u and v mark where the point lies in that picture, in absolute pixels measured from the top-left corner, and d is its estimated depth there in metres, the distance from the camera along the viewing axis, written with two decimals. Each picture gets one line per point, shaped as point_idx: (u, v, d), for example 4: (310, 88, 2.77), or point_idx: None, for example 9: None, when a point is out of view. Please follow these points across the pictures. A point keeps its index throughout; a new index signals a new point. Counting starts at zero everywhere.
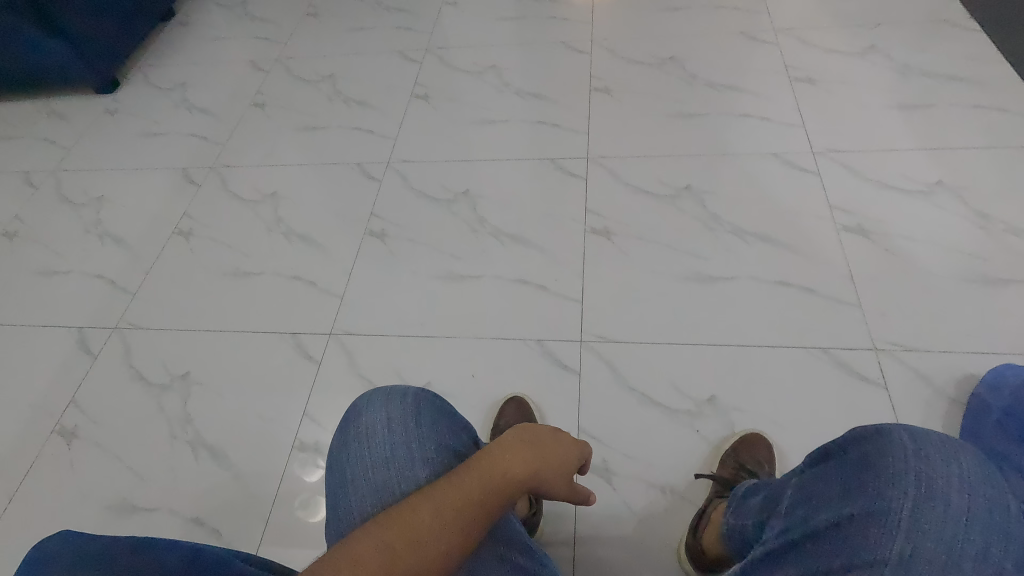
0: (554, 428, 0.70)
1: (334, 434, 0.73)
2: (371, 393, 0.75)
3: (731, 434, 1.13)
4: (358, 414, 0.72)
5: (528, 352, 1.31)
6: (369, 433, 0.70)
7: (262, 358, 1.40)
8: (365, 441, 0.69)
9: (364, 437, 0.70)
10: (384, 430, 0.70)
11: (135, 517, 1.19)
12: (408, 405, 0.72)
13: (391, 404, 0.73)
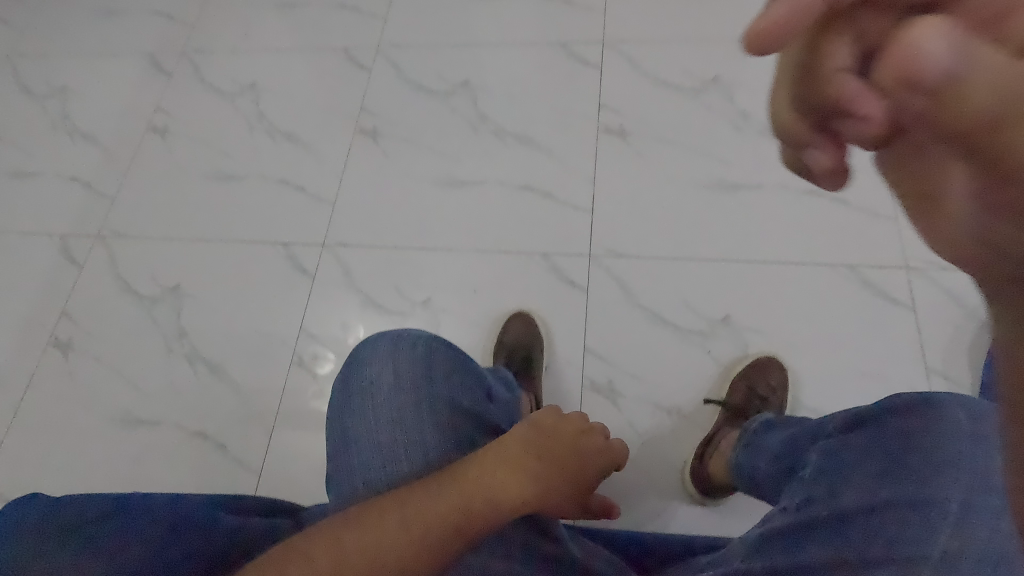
0: (572, 437, 0.67)
1: (337, 385, 0.70)
2: (377, 341, 0.71)
3: (744, 357, 1.08)
4: (367, 358, 0.69)
5: (532, 267, 1.23)
6: (379, 383, 0.66)
7: (254, 270, 1.33)
8: (374, 391, 0.66)
9: (373, 386, 0.66)
10: (396, 381, 0.66)
11: (141, 429, 1.20)
12: (426, 356, 0.69)
13: (408, 350, 0.69)
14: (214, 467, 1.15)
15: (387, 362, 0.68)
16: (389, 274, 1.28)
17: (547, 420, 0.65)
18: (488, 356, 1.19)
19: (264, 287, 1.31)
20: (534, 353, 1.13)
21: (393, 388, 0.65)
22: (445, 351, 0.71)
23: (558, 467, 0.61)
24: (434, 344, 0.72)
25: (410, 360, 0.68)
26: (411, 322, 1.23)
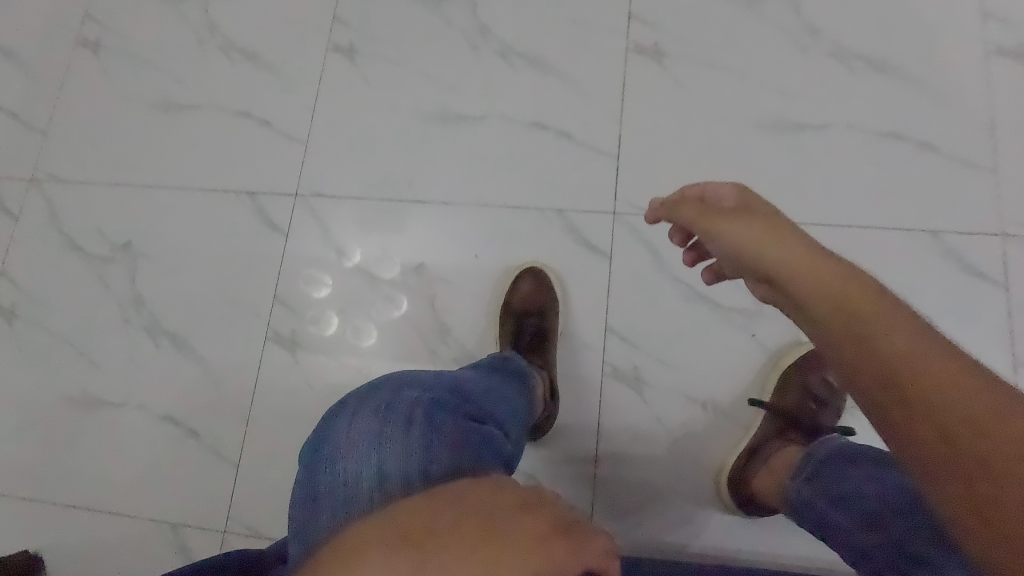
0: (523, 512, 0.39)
1: (307, 465, 0.62)
2: (361, 413, 0.63)
3: (798, 345, 0.91)
4: (366, 394, 0.66)
5: (545, 226, 1.03)
6: (383, 414, 0.62)
7: (216, 225, 1.13)
8: (377, 425, 0.61)
9: (378, 419, 0.62)
10: (402, 414, 0.62)
11: (104, 411, 1.07)
12: (436, 391, 0.66)
13: (416, 386, 0.67)
14: (188, 456, 1.03)
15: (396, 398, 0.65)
16: (374, 234, 1.08)
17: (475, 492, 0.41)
18: (491, 322, 1.01)
19: (229, 246, 1.12)
20: (548, 328, 0.96)
21: (396, 420, 0.61)
22: (461, 390, 0.69)
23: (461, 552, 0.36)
24: (446, 382, 0.69)
25: (418, 396, 0.65)
26: (402, 292, 1.04)
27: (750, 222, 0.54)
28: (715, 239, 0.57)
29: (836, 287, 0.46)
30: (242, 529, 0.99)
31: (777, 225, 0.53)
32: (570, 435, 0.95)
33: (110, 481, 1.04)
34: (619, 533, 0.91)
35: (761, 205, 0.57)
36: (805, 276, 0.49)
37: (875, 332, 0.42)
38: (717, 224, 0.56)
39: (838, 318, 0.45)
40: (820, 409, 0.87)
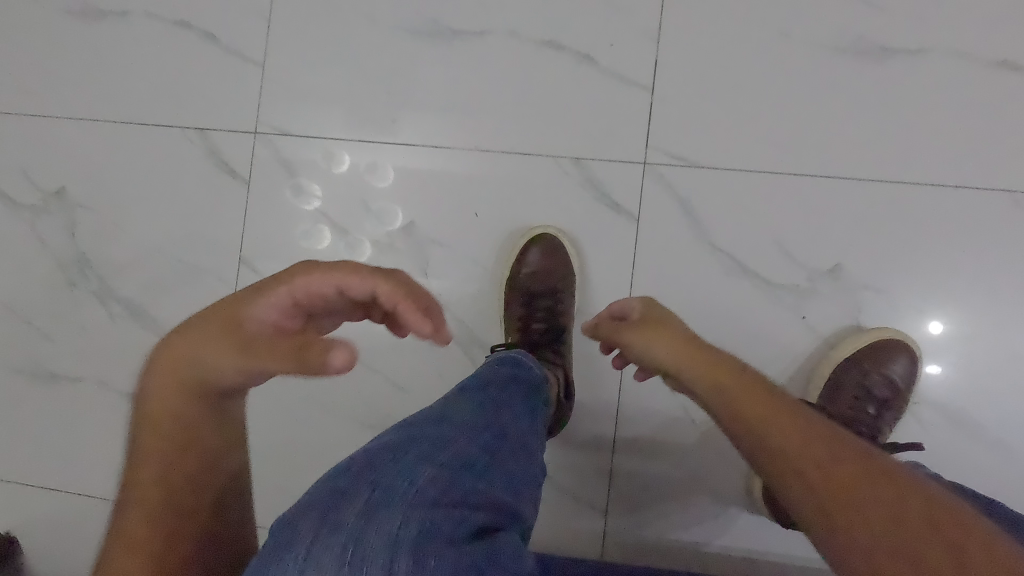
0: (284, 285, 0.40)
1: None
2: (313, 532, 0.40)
3: (858, 333, 0.77)
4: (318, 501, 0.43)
5: (560, 179, 0.84)
6: (305, 509, 0.42)
7: (163, 169, 0.94)
8: (292, 525, 0.41)
9: (299, 512, 0.42)
10: (328, 513, 0.41)
11: (59, 386, 0.95)
12: (389, 474, 0.45)
13: (366, 461, 0.47)
14: None
15: (332, 481, 0.45)
16: (353, 184, 0.89)
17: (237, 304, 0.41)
18: (493, 296, 0.86)
19: (180, 196, 0.94)
20: (562, 308, 0.82)
21: (315, 524, 0.41)
22: (427, 466, 0.46)
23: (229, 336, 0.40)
24: (410, 451, 0.48)
25: (363, 485, 0.44)
26: (389, 255, 0.88)
27: (672, 326, 0.63)
28: (646, 343, 0.62)
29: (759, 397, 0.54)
30: None
31: (688, 335, 0.62)
32: (585, 425, 0.84)
33: (79, 461, 0.94)
34: (637, 529, 0.84)
35: (671, 314, 0.66)
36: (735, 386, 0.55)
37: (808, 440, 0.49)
38: (643, 330, 0.63)
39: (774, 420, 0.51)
40: (881, 416, 0.75)
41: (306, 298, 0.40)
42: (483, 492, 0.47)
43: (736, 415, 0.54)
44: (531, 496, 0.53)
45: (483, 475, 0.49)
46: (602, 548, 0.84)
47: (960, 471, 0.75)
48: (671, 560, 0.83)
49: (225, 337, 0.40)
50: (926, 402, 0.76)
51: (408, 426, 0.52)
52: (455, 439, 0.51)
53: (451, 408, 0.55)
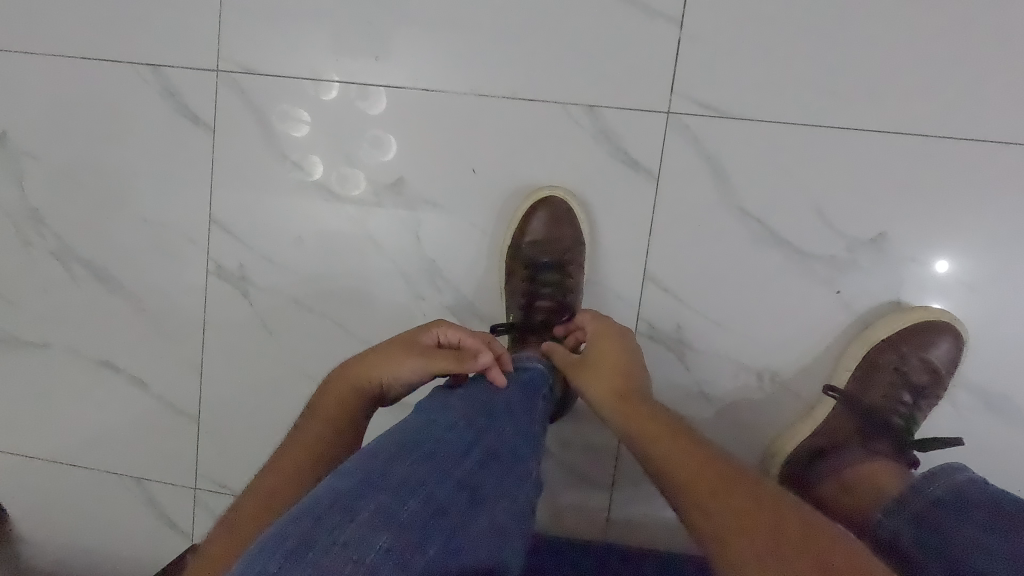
0: (430, 327, 0.59)
1: None
2: None
3: (898, 313, 0.69)
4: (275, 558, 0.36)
5: (570, 130, 0.74)
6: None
7: (116, 111, 0.82)
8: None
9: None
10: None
11: (25, 352, 0.88)
12: (331, 550, 0.37)
13: (305, 527, 0.38)
14: (138, 408, 0.87)
15: (260, 559, 0.36)
16: (334, 133, 0.79)
17: (400, 337, 0.58)
18: (493, 264, 0.77)
19: (139, 144, 0.83)
20: (570, 279, 0.74)
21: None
22: (382, 533, 0.39)
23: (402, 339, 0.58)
24: (363, 510, 0.40)
25: (298, 565, 0.36)
26: (377, 216, 0.79)
27: (611, 364, 0.55)
28: (584, 387, 0.55)
29: (696, 460, 0.44)
30: (212, 486, 0.86)
31: (627, 375, 0.54)
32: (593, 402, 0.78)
33: (56, 430, 0.89)
34: (646, 509, 0.78)
35: (614, 343, 0.57)
36: (670, 445, 0.46)
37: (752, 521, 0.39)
38: (581, 372, 0.56)
39: (711, 496, 0.42)
40: (916, 405, 0.68)
41: (454, 335, 0.59)
42: (452, 558, 0.40)
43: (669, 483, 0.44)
44: (517, 537, 0.45)
45: (453, 531, 0.41)
46: (607, 529, 0.79)
47: (991, 457, 0.70)
48: (676, 542, 0.79)
49: (395, 349, 0.56)
50: (964, 385, 0.70)
51: (364, 468, 0.44)
52: (420, 488, 0.43)
53: (417, 442, 0.48)
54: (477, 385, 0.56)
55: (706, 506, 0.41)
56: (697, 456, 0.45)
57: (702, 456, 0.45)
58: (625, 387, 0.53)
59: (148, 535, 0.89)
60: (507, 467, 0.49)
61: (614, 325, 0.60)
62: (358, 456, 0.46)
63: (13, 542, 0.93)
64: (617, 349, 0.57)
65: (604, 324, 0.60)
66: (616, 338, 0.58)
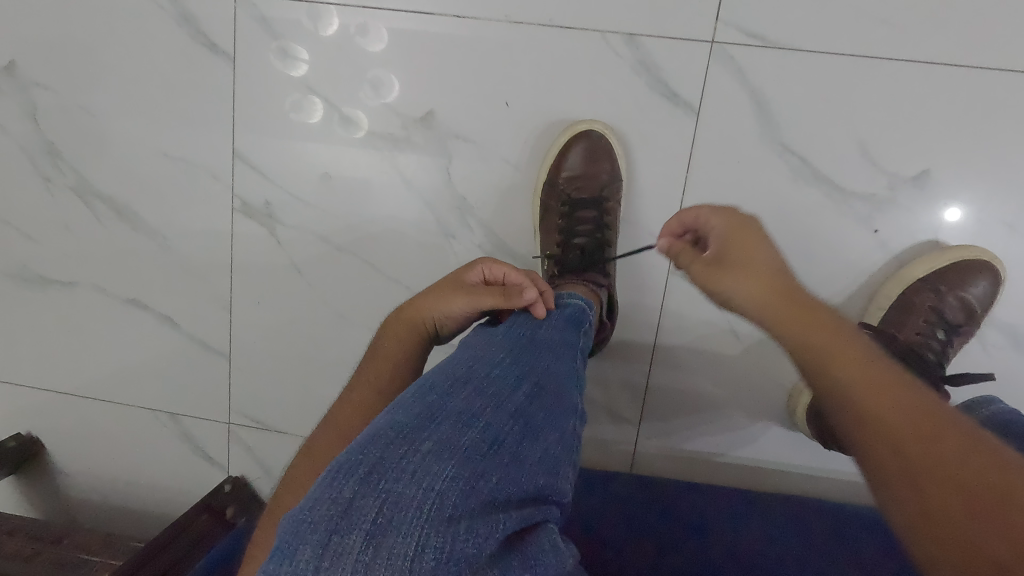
0: (474, 266, 0.59)
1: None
2: (335, 527, 0.35)
3: (935, 252, 0.69)
4: (343, 487, 0.37)
5: (608, 61, 0.71)
6: (305, 528, 0.35)
7: (129, 39, 0.79)
8: (293, 547, 0.35)
9: (298, 530, 0.35)
10: (334, 535, 0.35)
11: (51, 289, 0.88)
12: (401, 478, 0.38)
13: (374, 455, 0.39)
14: (169, 346, 0.87)
15: (333, 485, 0.37)
16: (358, 63, 0.75)
17: (448, 277, 0.60)
18: (527, 200, 0.76)
19: (154, 74, 0.79)
20: (608, 216, 0.74)
21: (317, 550, 0.34)
22: (447, 461, 0.39)
23: (450, 279, 0.59)
24: (426, 440, 0.41)
25: (371, 493, 0.37)
26: (407, 151, 0.77)
27: (757, 266, 0.46)
28: (724, 287, 0.47)
29: (901, 407, 0.36)
30: (246, 421, 0.88)
31: (786, 284, 0.45)
32: (623, 340, 0.79)
33: (88, 368, 0.90)
34: (673, 444, 0.80)
35: (756, 242, 0.48)
36: (865, 386, 0.38)
37: (970, 478, 0.32)
38: (721, 273, 0.47)
39: (912, 439, 0.35)
40: (948, 342, 0.70)
41: (495, 272, 0.58)
42: (513, 486, 0.40)
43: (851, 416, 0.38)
44: (570, 465, 0.46)
45: (512, 461, 0.42)
46: (633, 462, 0.81)
47: (1016, 393, 0.72)
48: (699, 475, 0.81)
49: (442, 290, 0.58)
50: (994, 323, 0.71)
51: (421, 400, 0.44)
52: (477, 420, 0.43)
53: (469, 376, 0.47)
54: (521, 322, 0.55)
55: (897, 439, 0.35)
56: (893, 392, 0.37)
57: (908, 404, 0.37)
58: (780, 294, 0.45)
59: (186, 467, 0.91)
60: (557, 398, 0.48)
61: (750, 219, 0.49)
62: (412, 388, 0.46)
63: (54, 474, 0.96)
64: (764, 251, 0.47)
65: (739, 219, 0.49)
66: (766, 240, 0.48)
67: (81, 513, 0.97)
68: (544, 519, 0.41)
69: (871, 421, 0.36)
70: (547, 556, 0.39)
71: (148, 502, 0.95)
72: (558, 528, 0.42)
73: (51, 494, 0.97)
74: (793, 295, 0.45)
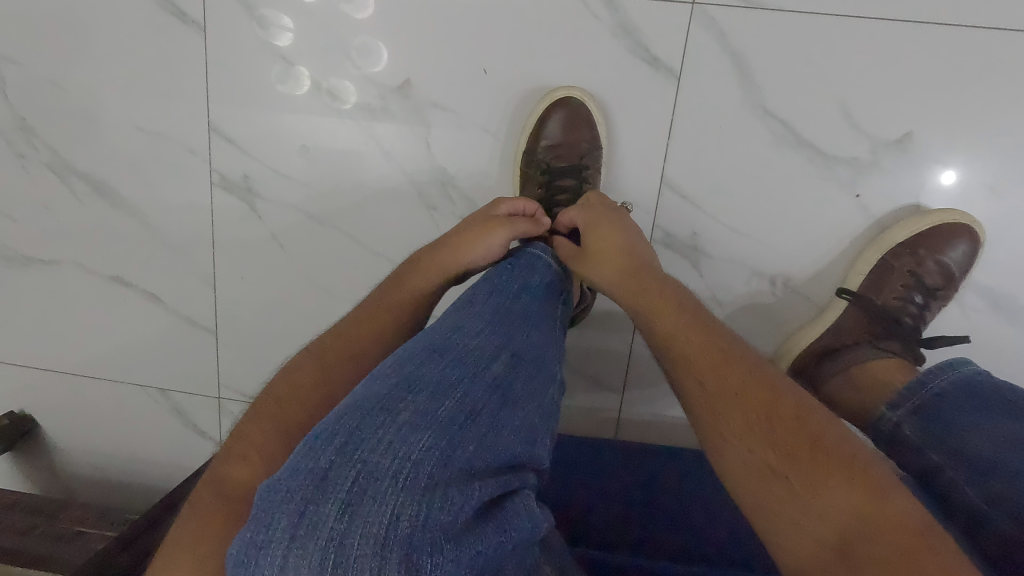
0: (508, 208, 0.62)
1: (232, 553, 0.35)
2: (313, 496, 0.35)
3: (916, 216, 0.69)
4: (318, 456, 0.37)
5: (588, 25, 0.69)
6: (283, 498, 0.36)
7: (97, 10, 0.77)
8: (270, 516, 0.35)
9: (277, 500, 0.36)
10: (309, 504, 0.35)
11: (34, 269, 0.88)
12: (375, 448, 0.38)
13: (350, 426, 0.39)
14: (156, 322, 0.87)
15: (311, 454, 0.37)
16: (333, 31, 0.74)
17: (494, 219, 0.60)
18: (508, 171, 0.75)
19: (125, 46, 0.77)
20: (590, 185, 0.73)
21: (294, 519, 0.35)
22: (423, 432, 0.39)
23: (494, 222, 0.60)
24: (401, 411, 0.40)
25: (346, 464, 0.37)
26: (385, 122, 0.76)
27: (610, 245, 0.57)
28: (588, 278, 0.58)
29: (693, 342, 0.48)
30: (236, 395, 0.89)
31: (634, 258, 0.56)
32: (606, 310, 0.79)
33: (76, 345, 0.90)
34: (657, 410, 0.82)
35: (608, 227, 0.58)
36: (673, 333, 0.49)
37: (737, 394, 0.43)
38: (580, 263, 0.58)
39: (702, 371, 0.46)
40: (926, 306, 0.70)
41: (520, 206, 0.62)
42: (489, 454, 0.40)
43: (668, 355, 0.49)
44: (549, 432, 0.45)
45: (490, 430, 0.41)
46: (618, 428, 0.83)
47: (995, 355, 0.72)
48: (682, 440, 0.82)
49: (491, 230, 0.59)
50: (973, 286, 0.71)
51: (399, 370, 0.43)
52: (455, 388, 0.42)
53: (448, 344, 0.45)
54: (506, 278, 0.53)
55: (696, 375, 0.46)
56: (686, 330, 0.49)
57: (696, 338, 0.48)
58: (631, 266, 0.55)
59: (179, 441, 0.93)
60: (537, 366, 0.47)
61: (607, 210, 0.60)
62: (390, 358, 0.45)
63: (50, 450, 0.97)
64: (616, 232, 0.58)
65: (602, 216, 0.59)
66: (625, 226, 0.59)
67: (79, 487, 0.99)
68: (521, 486, 0.41)
69: (678, 363, 0.48)
70: (521, 520, 0.39)
71: (145, 475, 0.96)
72: (534, 499, 0.41)
73: (48, 468, 0.98)
74: (637, 268, 0.55)
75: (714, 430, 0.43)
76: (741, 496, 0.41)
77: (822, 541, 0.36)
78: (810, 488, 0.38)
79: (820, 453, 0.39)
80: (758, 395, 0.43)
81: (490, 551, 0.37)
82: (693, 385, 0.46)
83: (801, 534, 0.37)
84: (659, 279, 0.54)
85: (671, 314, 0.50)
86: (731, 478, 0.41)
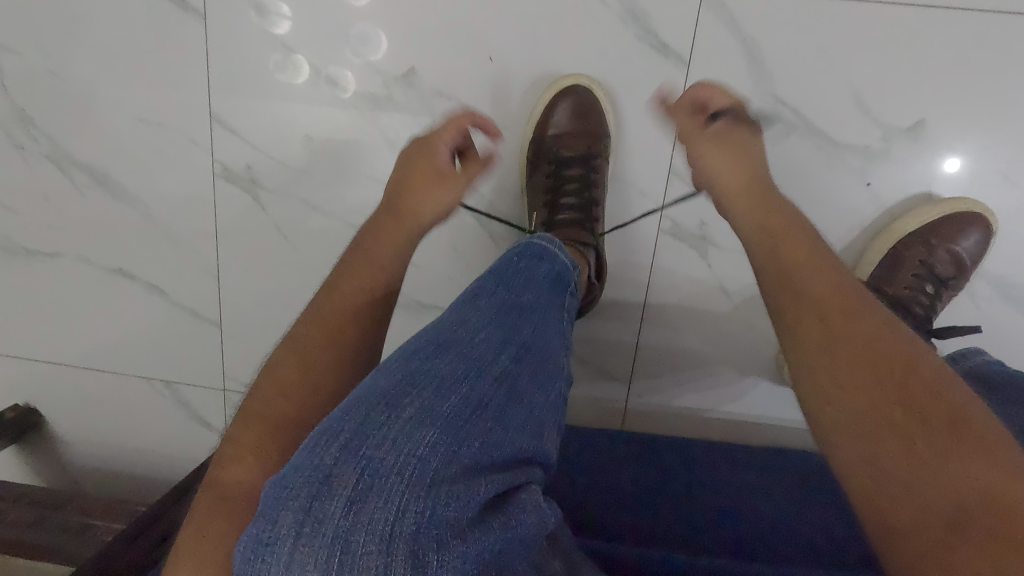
0: (435, 147, 0.58)
1: (239, 548, 0.35)
2: (319, 494, 0.35)
3: (928, 205, 0.68)
4: (326, 451, 0.37)
5: (595, 11, 0.68)
6: (286, 495, 0.35)
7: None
8: (275, 513, 0.35)
9: (280, 497, 0.35)
10: (314, 502, 0.35)
11: (35, 261, 0.87)
12: (381, 444, 0.37)
13: (354, 423, 0.38)
14: (160, 314, 0.87)
15: (315, 451, 0.37)
16: (336, 18, 0.72)
17: (426, 171, 0.57)
18: (514, 160, 0.75)
19: (125, 33, 0.76)
20: (597, 176, 0.72)
21: (299, 517, 0.34)
22: (428, 428, 0.38)
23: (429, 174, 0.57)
24: (407, 406, 0.39)
25: (351, 461, 0.36)
26: (389, 111, 0.75)
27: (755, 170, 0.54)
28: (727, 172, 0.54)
29: (827, 284, 0.45)
30: (241, 386, 0.88)
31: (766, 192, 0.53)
32: (613, 300, 0.78)
33: (80, 337, 0.90)
34: (663, 400, 0.81)
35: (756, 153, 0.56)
36: (802, 269, 0.46)
37: (872, 346, 0.41)
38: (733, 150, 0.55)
39: (834, 314, 0.43)
40: (937, 297, 0.70)
41: (454, 138, 0.59)
42: (496, 450, 0.39)
43: (790, 292, 0.46)
44: (554, 426, 0.45)
45: (496, 425, 0.40)
46: (624, 419, 0.82)
47: (1004, 345, 0.72)
48: (687, 431, 0.82)
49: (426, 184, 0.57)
50: (984, 276, 0.70)
51: (404, 364, 0.42)
52: (461, 383, 0.41)
53: (455, 337, 0.44)
54: (515, 268, 0.51)
55: (824, 318, 0.43)
56: (821, 272, 0.46)
57: (830, 281, 0.45)
58: (760, 199, 0.52)
59: (184, 433, 0.92)
60: (544, 359, 0.46)
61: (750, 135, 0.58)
62: (395, 351, 0.44)
63: (56, 442, 0.97)
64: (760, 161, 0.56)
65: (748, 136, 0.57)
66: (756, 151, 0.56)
67: (86, 479, 0.99)
68: (528, 481, 0.41)
69: (805, 300, 0.45)
70: (527, 517, 0.39)
71: (151, 467, 0.96)
72: (541, 495, 0.41)
73: (54, 460, 0.98)
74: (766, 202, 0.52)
75: (833, 377, 0.41)
76: (848, 446, 0.39)
77: (938, 504, 0.35)
78: (939, 449, 0.36)
79: (960, 420, 0.37)
80: (892, 359, 0.40)
81: (495, 547, 0.37)
82: (820, 326, 0.43)
83: (917, 498, 0.36)
84: (793, 218, 0.50)
85: (803, 252, 0.47)
86: (844, 425, 0.40)
